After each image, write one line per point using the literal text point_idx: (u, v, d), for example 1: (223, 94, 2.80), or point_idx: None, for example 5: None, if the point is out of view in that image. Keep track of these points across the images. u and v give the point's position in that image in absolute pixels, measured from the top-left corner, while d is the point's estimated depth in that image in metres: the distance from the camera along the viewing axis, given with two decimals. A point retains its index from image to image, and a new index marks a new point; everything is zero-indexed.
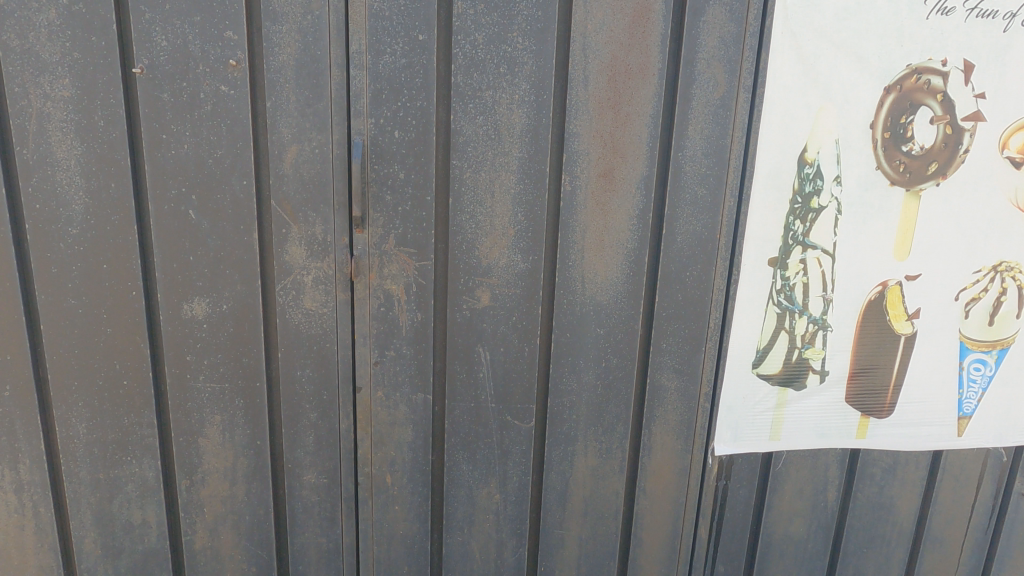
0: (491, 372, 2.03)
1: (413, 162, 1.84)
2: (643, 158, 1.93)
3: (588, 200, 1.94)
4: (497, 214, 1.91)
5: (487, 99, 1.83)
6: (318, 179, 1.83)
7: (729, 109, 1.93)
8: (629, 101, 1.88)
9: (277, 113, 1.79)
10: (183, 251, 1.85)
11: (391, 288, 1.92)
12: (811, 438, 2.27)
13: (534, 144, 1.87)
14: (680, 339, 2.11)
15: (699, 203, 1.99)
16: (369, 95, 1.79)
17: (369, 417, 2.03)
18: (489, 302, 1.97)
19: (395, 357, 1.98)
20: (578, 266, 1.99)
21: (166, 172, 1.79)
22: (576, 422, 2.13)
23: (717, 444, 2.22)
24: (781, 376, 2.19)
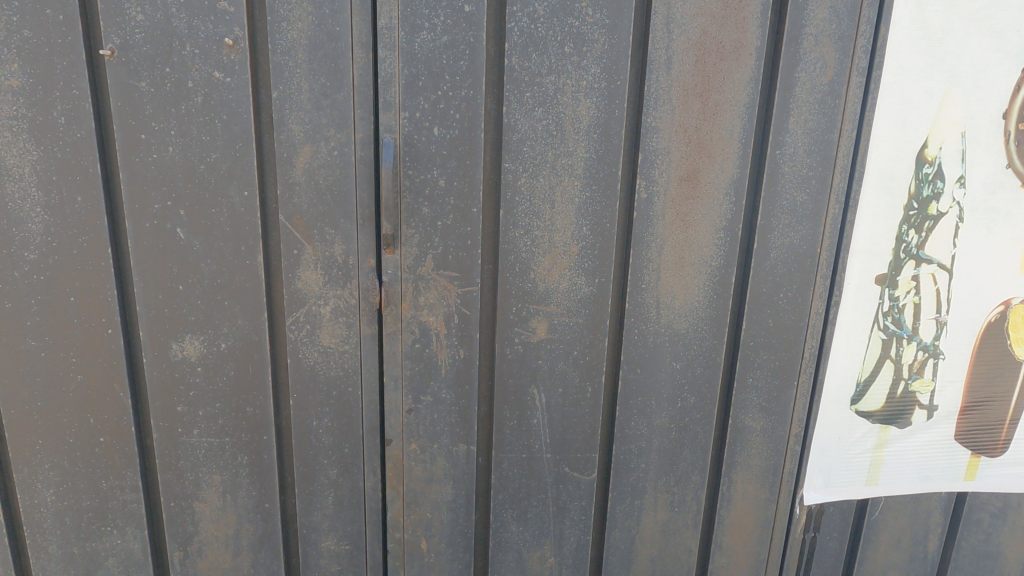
0: (547, 417, 1.69)
1: (456, 166, 1.48)
2: (734, 158, 1.58)
3: (667, 209, 1.59)
4: (558, 228, 1.55)
5: (547, 86, 1.47)
6: (337, 188, 1.47)
7: (838, 97, 1.58)
8: (720, 87, 1.53)
9: (286, 106, 1.42)
10: (172, 280, 1.49)
11: (428, 321, 1.57)
12: (914, 481, 1.94)
13: (604, 141, 1.52)
14: (768, 372, 1.77)
15: (798, 212, 1.65)
16: (401, 82, 1.43)
17: (401, 474, 1.68)
18: (547, 334, 1.62)
19: (432, 403, 1.63)
20: (652, 289, 1.64)
21: (147, 181, 1.43)
22: (645, 471, 1.79)
23: (806, 492, 1.89)
24: (883, 413, 1.86)
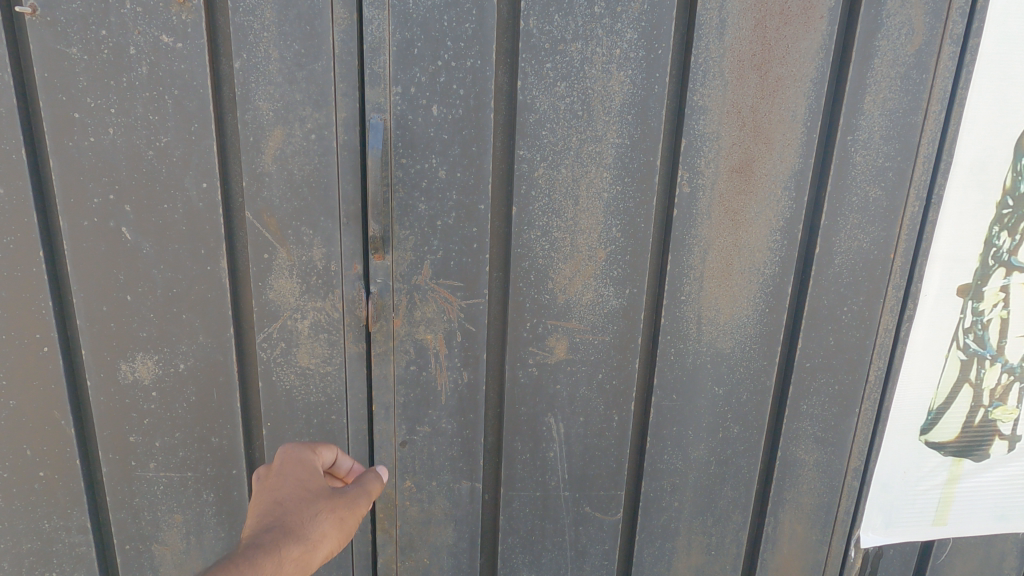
0: (565, 450, 1.44)
1: (459, 153, 1.21)
2: (796, 145, 1.30)
3: (713, 206, 1.32)
4: (582, 229, 1.29)
5: (572, 56, 1.20)
6: (315, 179, 1.21)
7: (925, 70, 1.30)
8: (783, 58, 1.25)
9: (251, 79, 1.16)
10: (118, 289, 1.24)
11: (426, 339, 1.31)
12: (988, 522, 1.67)
13: (640, 124, 1.24)
14: (826, 398, 1.51)
15: (870, 211, 1.37)
16: (392, 49, 1.16)
17: (393, 515, 1.43)
18: (566, 354, 1.37)
19: (430, 434, 1.38)
20: (692, 301, 1.38)
21: (84, 170, 1.17)
22: (678, 510, 1.54)
23: (864, 533, 1.63)
24: (957, 444, 1.59)
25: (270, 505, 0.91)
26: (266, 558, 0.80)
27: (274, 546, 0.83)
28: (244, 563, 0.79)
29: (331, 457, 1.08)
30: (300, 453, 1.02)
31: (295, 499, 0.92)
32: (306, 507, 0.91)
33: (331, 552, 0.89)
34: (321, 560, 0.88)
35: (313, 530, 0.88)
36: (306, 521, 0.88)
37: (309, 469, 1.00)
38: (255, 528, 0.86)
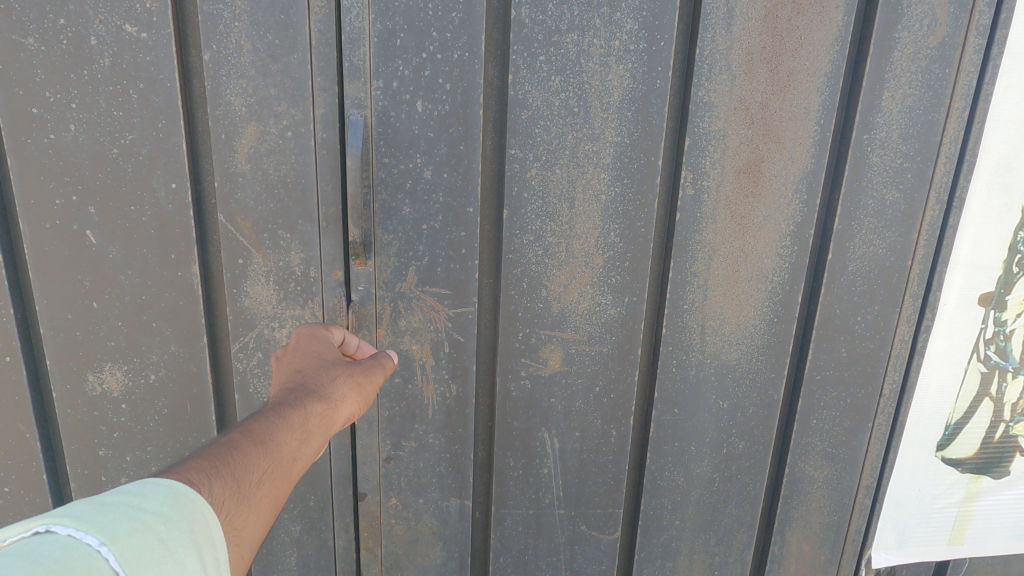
0: (559, 466, 1.36)
1: (446, 153, 1.13)
2: (808, 144, 1.21)
3: (719, 209, 1.23)
4: (578, 233, 1.21)
5: (567, 48, 1.11)
6: (292, 179, 1.13)
7: (948, 64, 1.20)
8: (795, 51, 1.16)
9: (222, 72, 1.08)
10: (84, 295, 1.16)
11: (412, 349, 1.24)
12: (1007, 541, 1.59)
13: (640, 121, 1.16)
14: (837, 412, 1.42)
15: (886, 215, 1.28)
16: (373, 40, 1.08)
17: (378, 534, 1.35)
18: (561, 365, 1.28)
19: (416, 449, 1.31)
20: (695, 310, 1.30)
21: (44, 169, 1.09)
22: (679, 529, 1.46)
23: (876, 553, 1.55)
24: (976, 461, 1.51)
25: (292, 374, 0.96)
26: (293, 413, 0.87)
27: (299, 407, 0.88)
28: (273, 421, 0.84)
29: (341, 335, 1.09)
30: (314, 331, 1.07)
31: (315, 369, 0.98)
32: (326, 374, 0.96)
33: (351, 415, 0.96)
34: (341, 423, 0.95)
35: (333, 396, 0.94)
36: (327, 386, 0.94)
37: (325, 345, 1.05)
38: (281, 391, 0.91)
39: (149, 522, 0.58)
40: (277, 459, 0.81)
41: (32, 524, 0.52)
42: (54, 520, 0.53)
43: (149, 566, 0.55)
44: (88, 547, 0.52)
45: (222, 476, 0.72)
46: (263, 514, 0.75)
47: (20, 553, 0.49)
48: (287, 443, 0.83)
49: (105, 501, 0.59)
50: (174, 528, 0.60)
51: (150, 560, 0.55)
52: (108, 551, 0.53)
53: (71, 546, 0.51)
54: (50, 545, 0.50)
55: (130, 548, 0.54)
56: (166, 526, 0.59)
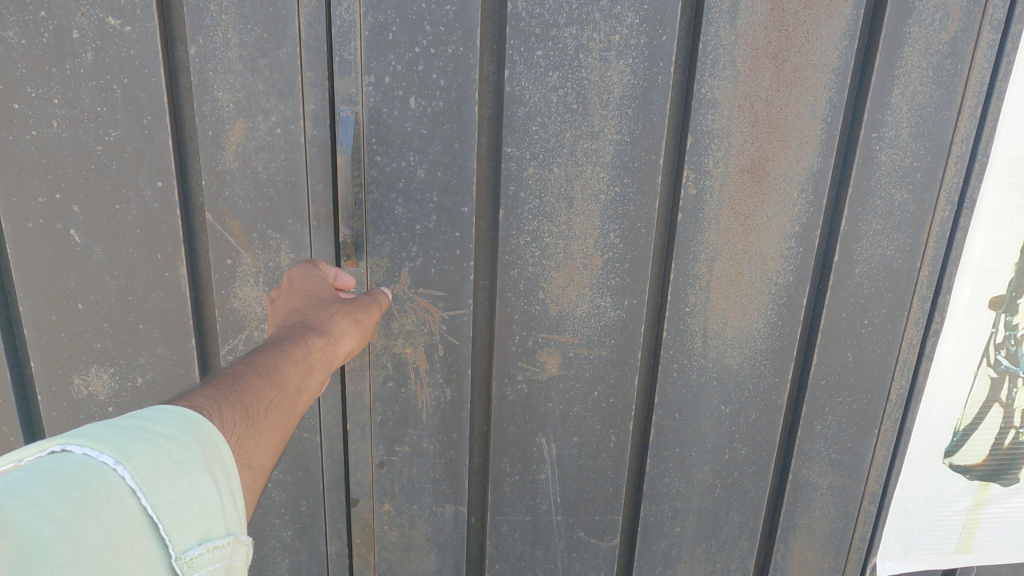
0: (557, 472, 1.32)
1: (440, 151, 1.10)
2: (815, 142, 1.17)
3: (722, 210, 1.20)
4: (576, 234, 1.17)
5: (565, 42, 1.07)
6: (282, 178, 1.10)
7: (961, 60, 1.16)
8: (801, 46, 1.12)
9: (208, 67, 1.04)
10: (68, 296, 1.13)
11: (405, 353, 1.20)
12: (1015, 550, 1.55)
13: (641, 119, 1.12)
14: (843, 418, 1.39)
15: (895, 216, 1.24)
16: (364, 34, 1.04)
17: (371, 540, 1.32)
18: (559, 369, 1.25)
19: (410, 454, 1.27)
20: (697, 313, 1.26)
21: (26, 166, 1.06)
22: (680, 537, 1.42)
23: (881, 561, 1.51)
24: (984, 468, 1.47)
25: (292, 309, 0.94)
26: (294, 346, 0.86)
27: (299, 341, 0.87)
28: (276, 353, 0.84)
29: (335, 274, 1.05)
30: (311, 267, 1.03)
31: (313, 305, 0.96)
32: (323, 308, 0.94)
33: (351, 350, 0.96)
34: (340, 357, 0.94)
35: (333, 330, 0.92)
36: (327, 320, 0.93)
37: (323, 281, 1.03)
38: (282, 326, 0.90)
39: (162, 445, 0.60)
40: (280, 388, 0.81)
41: (50, 444, 0.56)
42: (73, 441, 0.57)
43: (163, 484, 0.57)
44: (103, 467, 0.55)
45: (231, 403, 0.73)
46: (269, 441, 0.77)
47: (38, 471, 0.53)
48: (291, 375, 0.83)
49: (119, 424, 0.61)
50: (186, 451, 0.61)
51: (165, 478, 0.58)
52: (123, 470, 0.56)
53: (87, 465, 0.55)
54: (66, 463, 0.54)
55: (145, 468, 0.57)
56: (181, 449, 0.61)
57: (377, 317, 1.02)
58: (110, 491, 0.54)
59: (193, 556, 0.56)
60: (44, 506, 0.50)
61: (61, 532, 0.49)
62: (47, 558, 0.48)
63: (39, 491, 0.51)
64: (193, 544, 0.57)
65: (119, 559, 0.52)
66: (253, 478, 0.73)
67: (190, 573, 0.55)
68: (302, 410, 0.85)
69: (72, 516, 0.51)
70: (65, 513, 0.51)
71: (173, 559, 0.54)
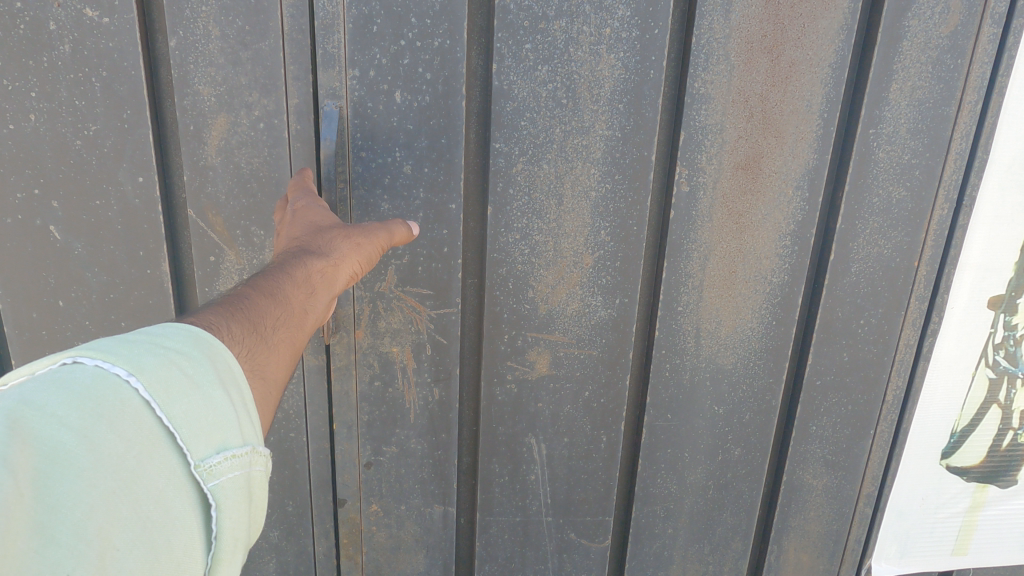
0: (547, 473, 1.31)
1: (427, 146, 1.08)
2: (811, 138, 1.15)
3: (715, 207, 1.17)
4: (566, 232, 1.15)
5: (555, 35, 1.05)
6: (265, 173, 1.08)
7: (961, 55, 1.13)
8: (797, 40, 1.10)
9: (189, 59, 1.02)
10: (48, 294, 1.11)
11: (392, 352, 1.18)
12: (1013, 553, 1.53)
13: (632, 114, 1.09)
14: (838, 419, 1.36)
15: (892, 215, 1.22)
16: (348, 26, 1.02)
17: (359, 540, 1.31)
18: (549, 369, 1.23)
19: (398, 455, 1.26)
20: (690, 312, 1.24)
21: (4, 160, 1.04)
22: (672, 538, 1.41)
23: (877, 563, 1.49)
24: (982, 470, 1.45)
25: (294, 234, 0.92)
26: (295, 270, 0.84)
27: (300, 264, 0.85)
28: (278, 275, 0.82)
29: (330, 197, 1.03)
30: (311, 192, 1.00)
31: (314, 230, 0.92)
32: (324, 232, 0.91)
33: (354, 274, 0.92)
34: (346, 280, 0.91)
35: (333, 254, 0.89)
36: (327, 244, 0.89)
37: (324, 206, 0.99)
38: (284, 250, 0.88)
39: (174, 359, 0.62)
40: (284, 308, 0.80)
41: (61, 357, 0.59)
42: (84, 354, 0.59)
43: (176, 396, 0.60)
44: (116, 379, 0.58)
45: (236, 323, 0.73)
46: (275, 360, 0.76)
47: (53, 381, 0.56)
48: (295, 296, 0.82)
49: (129, 338, 0.64)
50: (197, 365, 0.64)
51: (178, 390, 0.60)
52: (136, 381, 0.58)
53: (101, 376, 0.58)
54: (79, 375, 0.57)
55: (157, 380, 0.60)
56: (191, 363, 0.64)
57: (386, 240, 0.97)
58: (125, 402, 0.57)
59: (211, 464, 0.59)
60: (64, 415, 0.53)
61: (82, 439, 0.53)
62: (71, 462, 0.51)
63: (57, 401, 0.54)
64: (209, 453, 0.60)
65: (140, 467, 0.55)
66: (268, 389, 0.74)
67: (209, 480, 0.59)
68: (309, 331, 0.84)
69: (91, 424, 0.54)
70: (84, 421, 0.54)
71: (192, 467, 0.58)
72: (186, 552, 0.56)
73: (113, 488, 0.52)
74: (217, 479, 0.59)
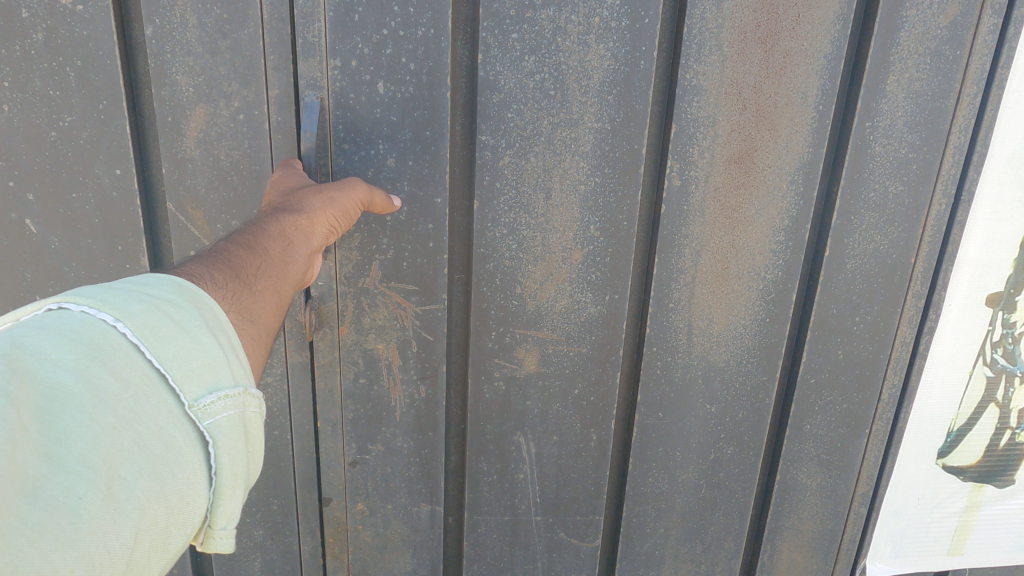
0: (536, 471, 1.29)
1: (410, 138, 1.05)
2: (806, 131, 1.12)
3: (708, 201, 1.15)
4: (554, 227, 1.12)
5: (542, 25, 1.02)
6: (246, 166, 1.05)
7: (959, 46, 1.11)
8: (792, 29, 1.07)
9: (167, 49, 0.99)
10: (25, 288, 1.09)
11: (377, 349, 1.16)
12: (1010, 553, 1.51)
13: (622, 106, 1.07)
14: (831, 418, 1.34)
15: (889, 210, 1.19)
16: (328, 15, 0.99)
17: (345, 539, 1.29)
18: (538, 367, 1.21)
19: (384, 453, 1.23)
20: (682, 309, 1.22)
21: None
22: (664, 538, 1.39)
23: (872, 564, 1.47)
24: (979, 469, 1.43)
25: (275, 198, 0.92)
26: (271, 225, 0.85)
27: (274, 220, 0.86)
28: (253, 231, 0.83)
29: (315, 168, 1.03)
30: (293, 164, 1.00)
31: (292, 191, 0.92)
32: (299, 193, 0.91)
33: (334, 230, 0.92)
34: (326, 236, 0.91)
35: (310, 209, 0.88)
36: (303, 201, 0.89)
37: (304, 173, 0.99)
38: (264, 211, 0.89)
39: (161, 305, 0.62)
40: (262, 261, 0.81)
41: (45, 303, 0.58)
42: (70, 299, 0.59)
43: (166, 339, 0.60)
44: (104, 325, 0.58)
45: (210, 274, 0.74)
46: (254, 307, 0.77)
47: (43, 327, 0.56)
48: (272, 249, 0.83)
49: (114, 287, 0.64)
50: (185, 310, 0.64)
51: (167, 333, 0.60)
52: (123, 326, 0.59)
53: (88, 322, 0.58)
54: (67, 321, 0.57)
55: (145, 325, 0.60)
56: (179, 309, 0.64)
57: (363, 197, 0.96)
58: (114, 346, 0.57)
59: (205, 404, 0.60)
60: (58, 358, 0.54)
61: (80, 378, 0.54)
62: (68, 400, 0.52)
63: (49, 345, 0.54)
64: (203, 393, 0.60)
65: (137, 404, 0.56)
66: (255, 333, 0.76)
67: (205, 419, 0.59)
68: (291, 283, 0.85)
69: (85, 365, 0.54)
70: (79, 362, 0.54)
71: (187, 406, 0.59)
72: (190, 485, 0.58)
73: (113, 422, 0.53)
74: (212, 418, 0.60)
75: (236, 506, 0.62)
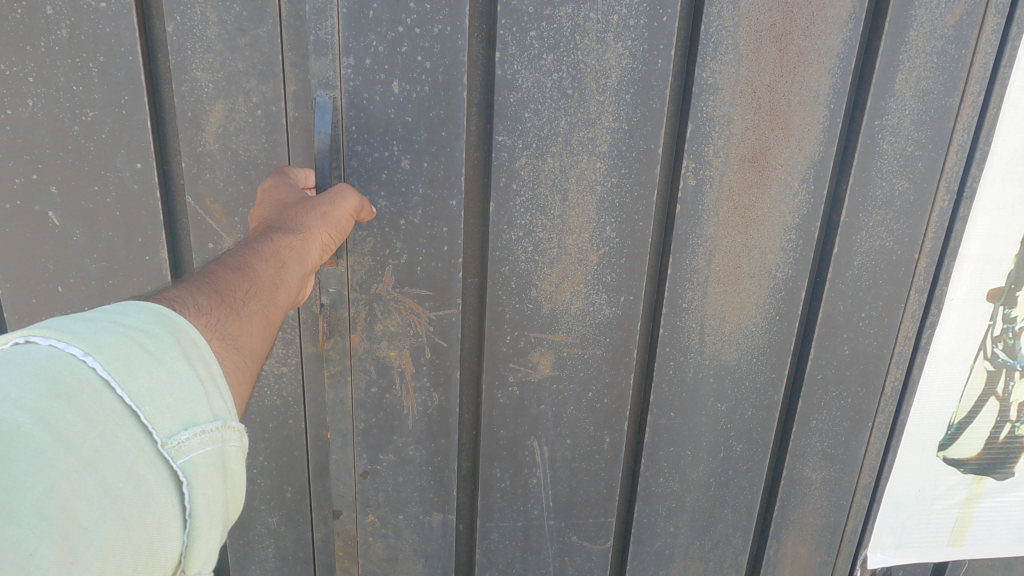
0: (550, 476, 1.27)
1: (427, 138, 1.02)
2: (817, 129, 1.12)
3: (722, 201, 1.14)
4: (570, 229, 1.11)
5: (561, 22, 1.00)
6: (264, 161, 1.01)
7: (964, 46, 1.12)
8: (806, 28, 1.07)
9: (187, 45, 0.94)
10: (45, 280, 1.02)
11: (390, 356, 1.13)
12: (1007, 543, 1.55)
13: (639, 105, 1.05)
14: (837, 413, 1.36)
15: (895, 206, 1.21)
16: (342, 11, 0.95)
17: (354, 551, 1.25)
18: (552, 370, 1.19)
19: (394, 463, 1.20)
20: (695, 308, 1.21)
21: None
22: (674, 536, 1.39)
23: (873, 554, 1.50)
24: (978, 461, 1.46)
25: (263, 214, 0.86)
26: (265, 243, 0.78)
27: (267, 238, 0.79)
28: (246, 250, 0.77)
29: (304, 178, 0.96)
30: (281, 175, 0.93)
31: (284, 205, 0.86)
32: (291, 208, 0.85)
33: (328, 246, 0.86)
34: (319, 253, 0.85)
35: (303, 226, 0.83)
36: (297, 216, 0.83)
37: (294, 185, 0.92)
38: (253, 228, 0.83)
39: (133, 334, 0.56)
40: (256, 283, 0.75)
41: (12, 336, 0.52)
42: (37, 331, 0.53)
43: (138, 371, 0.54)
44: (73, 359, 0.52)
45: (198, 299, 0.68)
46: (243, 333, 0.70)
47: (4, 362, 0.50)
48: (265, 270, 0.77)
49: (84, 315, 0.58)
50: (160, 341, 0.58)
51: (139, 365, 0.54)
52: (93, 361, 0.52)
53: (54, 356, 0.52)
54: (32, 355, 0.51)
55: (116, 358, 0.54)
56: (153, 338, 0.58)
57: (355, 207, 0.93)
58: (82, 384, 0.51)
59: (181, 442, 0.53)
60: (19, 398, 0.48)
61: (40, 421, 0.48)
62: (25, 446, 0.46)
63: (9, 382, 0.48)
64: (178, 429, 0.54)
65: (104, 445, 0.50)
66: (242, 361, 0.69)
67: (179, 458, 0.53)
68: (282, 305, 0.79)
69: (47, 405, 0.49)
70: (41, 403, 0.49)
71: (160, 445, 0.52)
72: (161, 528, 0.51)
73: (75, 468, 0.47)
74: (188, 456, 0.53)
75: (213, 547, 0.55)
